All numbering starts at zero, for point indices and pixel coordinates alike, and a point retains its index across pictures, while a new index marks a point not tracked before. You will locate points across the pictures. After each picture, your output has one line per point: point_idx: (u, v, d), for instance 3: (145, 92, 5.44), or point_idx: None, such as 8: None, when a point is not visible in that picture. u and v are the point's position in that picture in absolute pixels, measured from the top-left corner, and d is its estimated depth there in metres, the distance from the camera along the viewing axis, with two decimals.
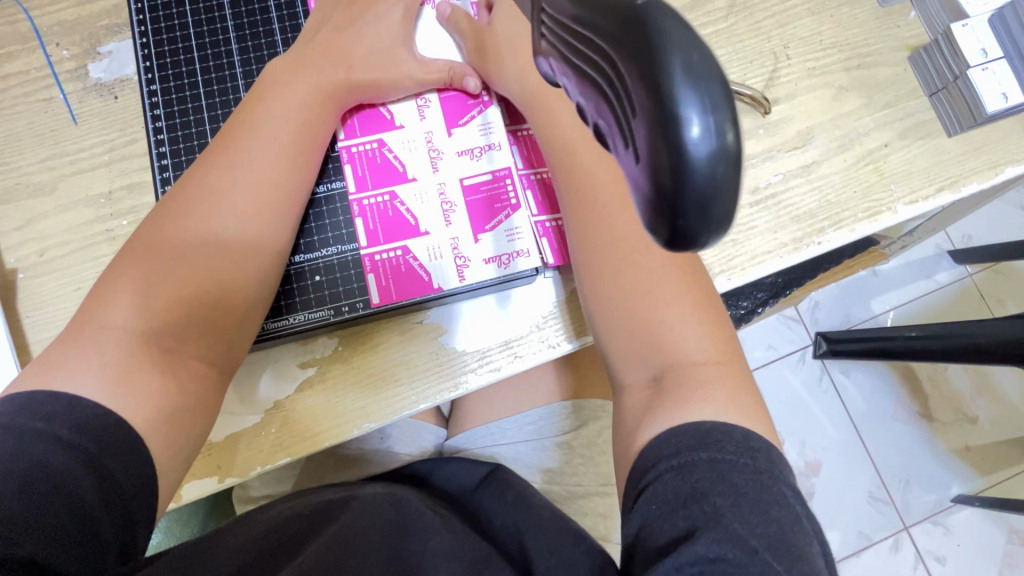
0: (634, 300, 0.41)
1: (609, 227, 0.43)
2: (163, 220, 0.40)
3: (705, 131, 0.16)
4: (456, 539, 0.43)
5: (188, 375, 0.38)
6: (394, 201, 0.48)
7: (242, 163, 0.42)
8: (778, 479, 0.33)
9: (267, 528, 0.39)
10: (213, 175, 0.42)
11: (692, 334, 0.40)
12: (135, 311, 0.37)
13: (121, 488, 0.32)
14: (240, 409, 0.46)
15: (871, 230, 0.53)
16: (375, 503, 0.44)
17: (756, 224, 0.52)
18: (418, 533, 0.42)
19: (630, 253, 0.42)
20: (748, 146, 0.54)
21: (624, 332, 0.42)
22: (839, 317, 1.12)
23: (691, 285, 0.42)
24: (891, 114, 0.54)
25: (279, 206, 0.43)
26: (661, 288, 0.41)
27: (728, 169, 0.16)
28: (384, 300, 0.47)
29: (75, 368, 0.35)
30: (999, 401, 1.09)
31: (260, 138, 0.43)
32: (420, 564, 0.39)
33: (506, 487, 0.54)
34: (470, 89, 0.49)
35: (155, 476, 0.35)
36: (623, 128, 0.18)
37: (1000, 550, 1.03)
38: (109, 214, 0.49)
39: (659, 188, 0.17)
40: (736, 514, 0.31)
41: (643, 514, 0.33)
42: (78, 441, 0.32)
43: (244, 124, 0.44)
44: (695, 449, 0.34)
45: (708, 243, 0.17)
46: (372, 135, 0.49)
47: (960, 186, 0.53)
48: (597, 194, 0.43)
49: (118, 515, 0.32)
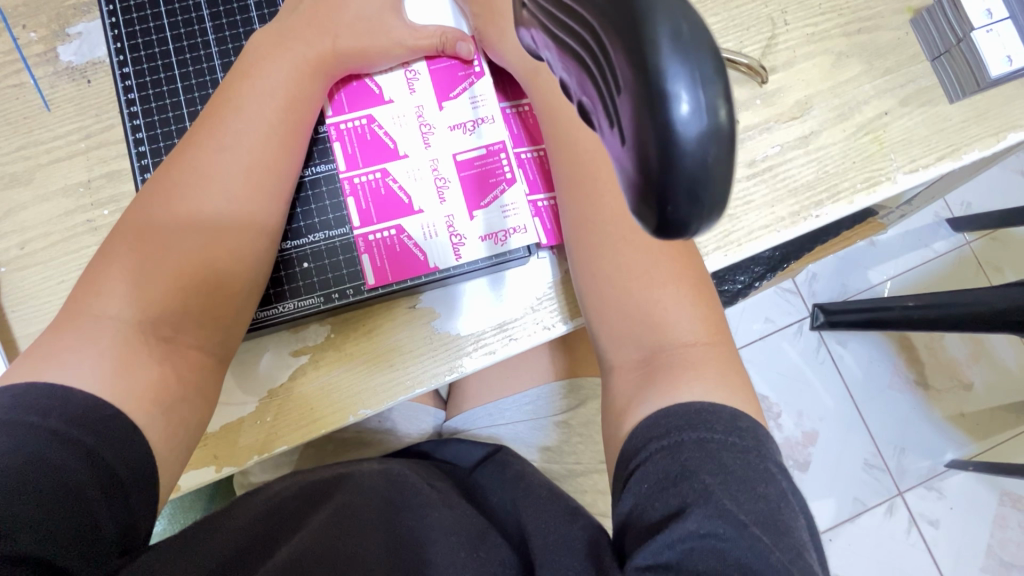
0: (627, 282, 0.41)
1: (603, 205, 0.42)
2: (149, 205, 0.39)
3: (695, 108, 0.15)
4: (453, 517, 0.43)
5: (187, 363, 0.38)
6: (386, 178, 0.47)
7: (229, 144, 0.41)
8: (766, 458, 0.33)
9: (266, 510, 0.39)
10: (198, 157, 0.40)
11: (685, 316, 0.40)
12: (127, 301, 0.36)
13: (120, 479, 0.32)
14: (235, 398, 0.46)
15: (869, 202, 0.52)
16: (372, 481, 0.44)
17: (752, 198, 0.51)
18: (418, 510, 0.42)
19: (628, 233, 0.41)
20: (745, 117, 0.52)
21: (622, 311, 0.41)
22: (836, 288, 1.11)
23: (686, 268, 0.41)
24: (892, 80, 0.53)
25: (269, 191, 0.42)
26: (657, 271, 0.41)
27: (721, 150, 0.15)
28: (379, 281, 0.46)
29: (70, 359, 0.34)
30: (993, 367, 1.10)
31: (246, 118, 0.42)
32: (421, 536, 0.39)
33: (504, 468, 0.54)
34: (464, 55, 0.47)
35: (156, 466, 0.35)
36: (608, 107, 0.17)
37: (991, 512, 1.06)
38: (90, 204, 0.48)
39: (646, 172, 0.16)
40: (725, 490, 0.31)
41: (635, 494, 0.33)
42: (76, 435, 0.31)
43: (230, 103, 0.42)
44: (685, 429, 0.34)
45: (699, 232, 0.16)
46: (360, 111, 0.47)
47: (961, 154, 0.52)
48: (590, 173, 0.42)
49: (117, 509, 0.32)
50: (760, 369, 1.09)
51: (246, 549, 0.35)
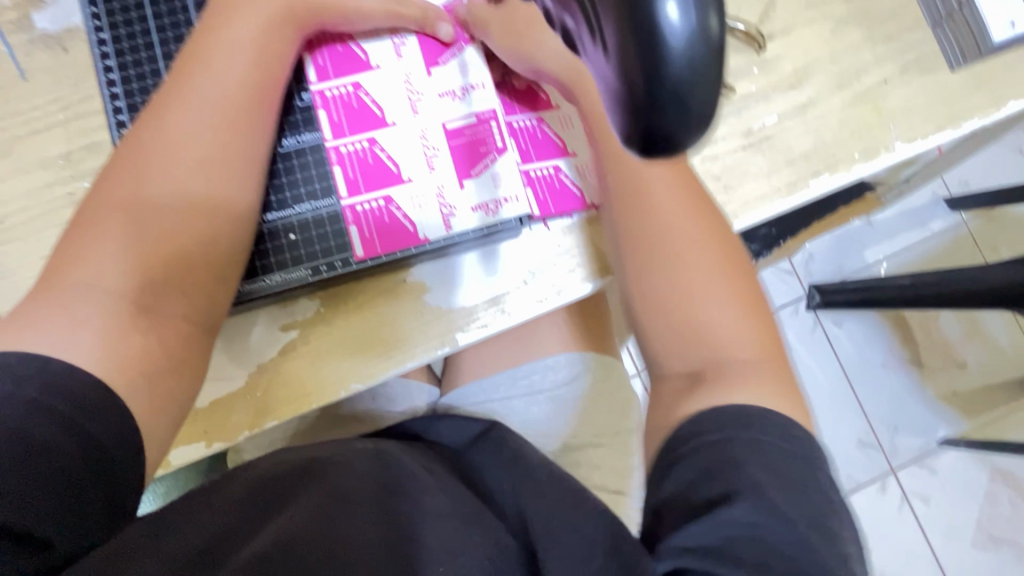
0: (681, 299, 0.40)
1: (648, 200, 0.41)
2: (121, 171, 0.37)
3: (682, 16, 0.17)
4: (449, 500, 0.41)
5: (171, 335, 0.37)
6: (373, 147, 0.45)
7: (196, 104, 0.38)
8: (817, 467, 0.33)
9: (253, 487, 0.38)
10: (168, 117, 0.38)
11: (743, 337, 0.38)
12: (109, 270, 0.35)
13: (105, 451, 0.32)
14: (225, 372, 0.45)
15: (866, 172, 0.51)
16: (364, 461, 0.42)
17: (749, 168, 0.50)
18: (410, 494, 0.40)
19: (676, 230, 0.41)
20: (743, 85, 0.51)
21: (671, 306, 0.40)
22: (832, 268, 1.11)
23: (742, 289, 0.40)
24: (893, 47, 0.51)
25: (245, 151, 0.40)
26: (712, 290, 0.39)
27: (707, 58, 0.17)
28: (368, 253, 0.45)
29: (48, 325, 0.33)
30: (987, 345, 1.11)
31: (213, 75, 0.39)
32: (411, 520, 0.37)
33: (502, 449, 0.53)
34: (445, 37, 0.46)
35: (141, 438, 0.34)
36: (594, 28, 0.19)
37: (982, 488, 1.07)
38: (71, 177, 0.46)
39: (632, 83, 0.18)
40: (778, 491, 0.31)
41: (678, 480, 0.33)
42: (55, 404, 0.31)
43: (198, 58, 0.39)
44: (738, 429, 0.33)
45: (687, 142, 0.19)
46: (346, 78, 0.46)
47: (961, 122, 0.51)
48: (644, 189, 0.41)
49: (103, 482, 0.31)
50: None
51: (230, 531, 0.34)
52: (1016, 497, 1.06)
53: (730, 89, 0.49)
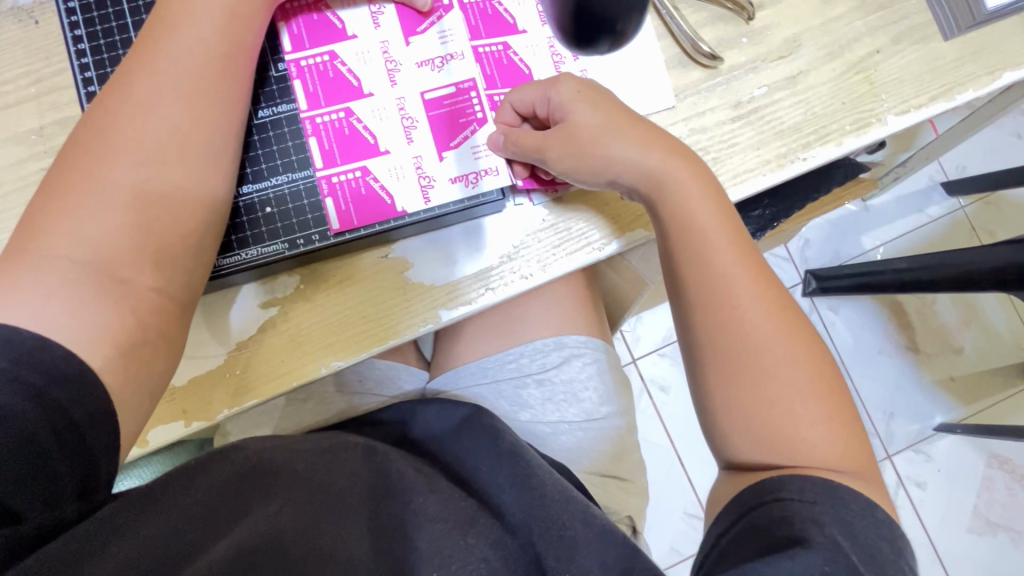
0: (764, 400, 0.37)
1: (697, 232, 0.39)
2: (90, 138, 0.36)
3: None
4: (439, 497, 0.42)
5: (146, 308, 0.36)
6: (350, 118, 0.44)
7: (164, 69, 0.37)
8: (901, 554, 0.32)
9: (237, 471, 0.37)
10: (136, 83, 0.37)
11: (825, 442, 0.36)
12: (75, 237, 0.34)
13: (77, 425, 0.31)
14: (203, 351, 0.44)
15: (858, 145, 0.50)
16: (355, 461, 0.43)
17: (738, 140, 0.49)
18: (400, 495, 0.41)
19: (728, 260, 0.39)
20: (731, 56, 0.50)
21: (723, 340, 0.38)
22: (828, 254, 1.10)
23: (828, 390, 0.37)
24: (885, 17, 0.50)
25: (217, 120, 0.39)
26: (795, 392, 0.37)
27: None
28: (345, 226, 0.44)
29: (16, 294, 0.32)
30: (983, 330, 1.10)
31: (181, 40, 0.38)
32: (404, 522, 0.39)
33: (496, 442, 0.50)
34: (420, 7, 0.44)
35: (115, 411, 0.33)
36: None
37: (978, 474, 1.06)
38: (43, 152, 0.45)
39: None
40: (861, 559, 0.31)
41: (755, 522, 0.33)
42: (21, 374, 0.30)
43: (166, 23, 0.38)
44: (821, 494, 0.34)
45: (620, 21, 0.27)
46: (321, 47, 0.44)
47: (954, 95, 0.50)
48: (726, 286, 0.38)
49: (73, 454, 0.31)
50: None
51: (215, 512, 0.34)
52: (1012, 482, 1.06)
53: (718, 59, 0.49)
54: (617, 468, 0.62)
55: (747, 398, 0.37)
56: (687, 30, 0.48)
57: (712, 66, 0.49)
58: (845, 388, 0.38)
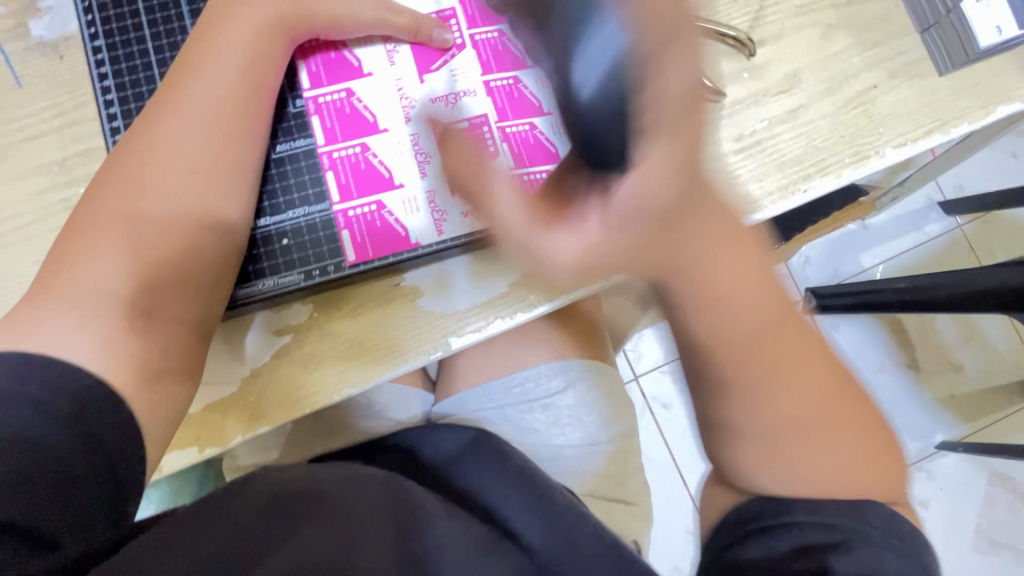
0: (782, 443, 0.39)
1: (712, 323, 0.36)
2: (118, 176, 0.38)
3: (591, 88, 0.26)
4: (457, 525, 0.40)
5: (169, 338, 0.37)
6: (366, 153, 0.46)
7: (190, 109, 0.39)
8: None
9: (263, 504, 0.35)
10: (163, 124, 0.39)
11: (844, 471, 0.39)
12: (104, 271, 0.35)
13: (109, 453, 0.32)
14: (219, 377, 0.45)
15: (857, 176, 0.51)
16: (370, 488, 0.39)
17: (740, 172, 0.50)
18: (416, 525, 0.38)
19: (746, 348, 0.37)
20: (733, 90, 0.51)
21: (741, 409, 0.39)
22: (828, 273, 1.11)
23: (839, 423, 0.39)
24: (881, 53, 0.52)
25: (238, 157, 0.40)
26: (809, 436, 0.39)
27: (612, 104, 0.25)
28: (360, 257, 0.45)
29: (48, 328, 0.33)
30: (983, 348, 1.11)
31: (207, 81, 0.40)
32: (430, 558, 0.37)
33: (505, 465, 0.51)
34: (441, 43, 0.46)
35: (141, 439, 0.35)
36: (548, 69, 0.29)
37: (980, 492, 1.06)
38: (64, 182, 0.47)
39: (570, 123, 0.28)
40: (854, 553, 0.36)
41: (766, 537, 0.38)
42: (54, 404, 0.31)
43: (192, 66, 0.40)
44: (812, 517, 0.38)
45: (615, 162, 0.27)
46: (338, 84, 0.46)
47: (950, 127, 0.52)
48: (743, 357, 0.37)
49: (104, 480, 0.32)
50: None
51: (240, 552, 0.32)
52: (1015, 501, 1.06)
53: (721, 93, 0.50)
54: (623, 491, 0.62)
55: (764, 444, 0.39)
56: None
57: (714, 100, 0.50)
58: (857, 414, 0.40)
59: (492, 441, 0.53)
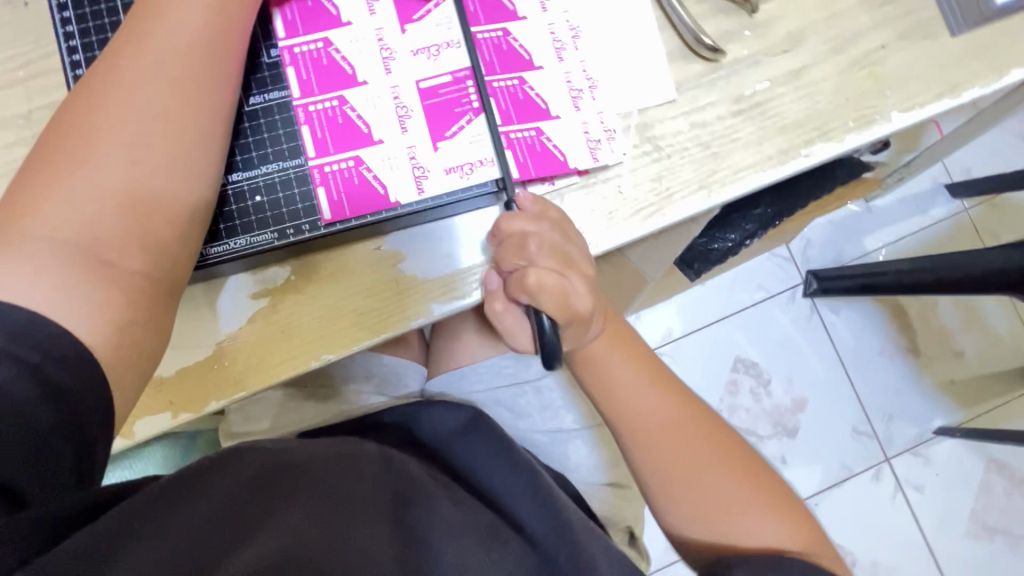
0: (697, 504, 0.43)
1: (619, 397, 0.45)
2: (79, 119, 0.35)
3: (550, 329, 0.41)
4: (452, 508, 0.41)
5: (138, 291, 0.35)
6: (343, 106, 0.44)
7: (154, 51, 0.37)
8: None
9: (251, 477, 0.34)
10: (125, 66, 0.36)
11: (759, 526, 0.42)
12: (65, 219, 0.33)
13: (75, 404, 0.31)
14: (192, 341, 0.44)
15: (861, 143, 0.49)
16: (368, 471, 0.40)
17: (737, 135, 0.48)
18: (411, 511, 0.39)
19: (652, 415, 0.45)
20: (733, 49, 0.49)
21: (663, 473, 0.44)
22: (830, 255, 1.09)
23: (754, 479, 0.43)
24: (891, 11, 0.49)
25: (206, 106, 0.38)
26: (727, 498, 0.42)
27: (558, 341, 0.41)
28: (337, 216, 0.43)
29: (7, 276, 0.31)
30: (985, 334, 1.09)
31: (171, 22, 0.37)
32: (424, 540, 0.37)
33: (507, 454, 0.50)
34: None
35: (109, 392, 0.33)
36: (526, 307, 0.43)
37: (977, 478, 1.06)
38: (31, 135, 0.45)
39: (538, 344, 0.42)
40: None
41: None
42: (15, 351, 0.29)
43: (157, 6, 0.38)
44: None
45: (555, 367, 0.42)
46: (315, 34, 0.44)
47: (961, 92, 0.49)
48: (649, 429, 0.45)
49: (70, 432, 0.31)
50: (753, 335, 1.07)
51: (224, 524, 0.31)
52: (1011, 488, 1.05)
53: (720, 52, 0.47)
54: (613, 470, 0.61)
55: (686, 497, 0.43)
56: (689, 23, 0.47)
57: (713, 59, 0.48)
58: (777, 479, 0.44)
59: (483, 424, 0.52)
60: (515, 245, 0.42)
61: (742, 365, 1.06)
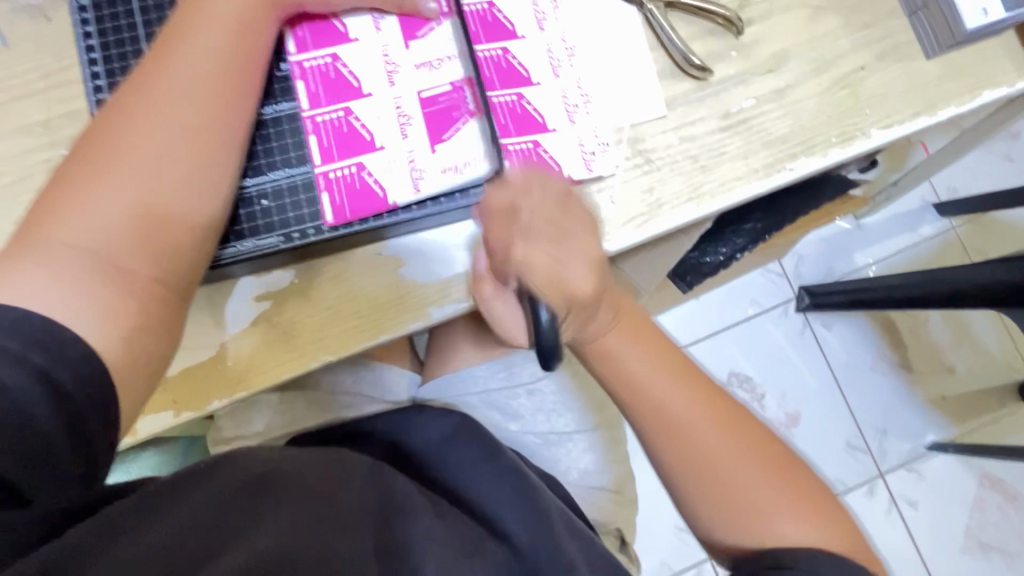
0: (725, 497, 0.43)
1: (643, 389, 0.45)
2: (105, 133, 0.37)
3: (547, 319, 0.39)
4: (443, 522, 0.42)
5: (149, 296, 0.37)
6: (349, 117, 0.46)
7: (177, 69, 0.39)
8: None
9: (246, 480, 0.35)
10: (150, 83, 0.38)
11: (787, 518, 0.42)
12: (85, 226, 0.35)
13: (77, 405, 0.32)
14: (197, 341, 0.45)
15: (843, 158, 0.51)
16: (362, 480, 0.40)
17: (726, 149, 0.50)
18: (401, 520, 0.40)
19: (674, 405, 0.45)
20: (721, 69, 0.51)
21: (688, 467, 0.44)
22: (822, 271, 1.11)
23: (779, 471, 0.44)
24: (870, 35, 0.52)
25: (225, 120, 0.40)
26: (754, 491, 0.43)
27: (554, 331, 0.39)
28: (338, 219, 0.45)
29: (25, 282, 0.33)
30: (975, 350, 1.11)
31: (193, 42, 0.40)
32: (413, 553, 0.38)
33: (496, 459, 0.51)
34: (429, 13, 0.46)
35: (114, 392, 0.34)
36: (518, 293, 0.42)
37: (970, 494, 1.06)
38: (48, 143, 0.47)
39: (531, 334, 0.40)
40: None
41: None
42: (29, 355, 0.31)
43: (182, 28, 0.40)
44: None
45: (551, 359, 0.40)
46: (324, 49, 0.46)
47: (937, 110, 0.52)
48: (675, 422, 0.44)
49: (70, 433, 0.31)
50: (747, 350, 1.08)
51: (218, 523, 0.32)
52: (1005, 504, 1.06)
53: (708, 71, 0.50)
54: (607, 477, 0.62)
55: (712, 490, 0.44)
56: (679, 44, 0.50)
57: (702, 77, 0.50)
58: (800, 470, 0.44)
59: (474, 436, 0.53)
60: (503, 218, 0.38)
61: (737, 380, 1.07)
